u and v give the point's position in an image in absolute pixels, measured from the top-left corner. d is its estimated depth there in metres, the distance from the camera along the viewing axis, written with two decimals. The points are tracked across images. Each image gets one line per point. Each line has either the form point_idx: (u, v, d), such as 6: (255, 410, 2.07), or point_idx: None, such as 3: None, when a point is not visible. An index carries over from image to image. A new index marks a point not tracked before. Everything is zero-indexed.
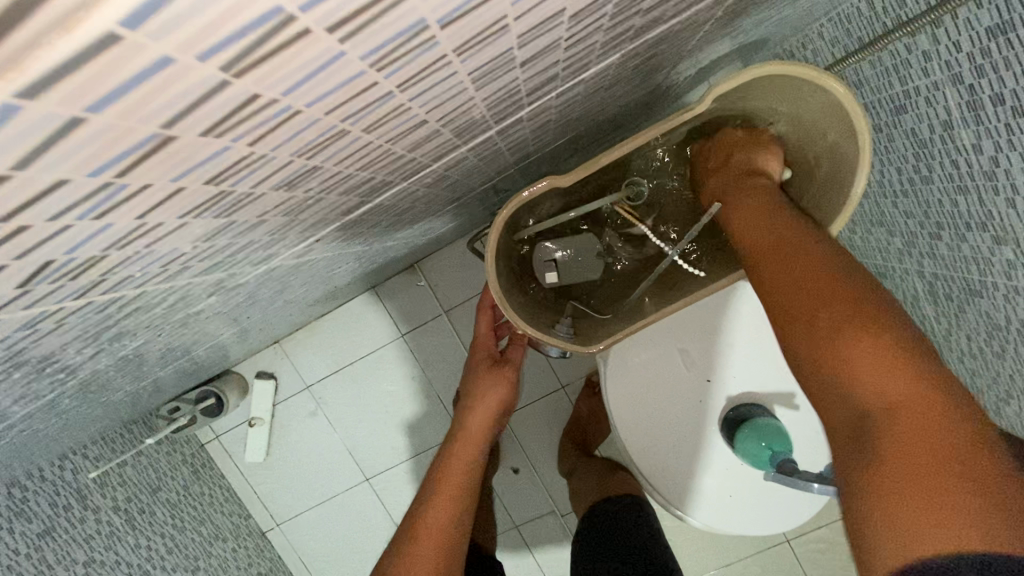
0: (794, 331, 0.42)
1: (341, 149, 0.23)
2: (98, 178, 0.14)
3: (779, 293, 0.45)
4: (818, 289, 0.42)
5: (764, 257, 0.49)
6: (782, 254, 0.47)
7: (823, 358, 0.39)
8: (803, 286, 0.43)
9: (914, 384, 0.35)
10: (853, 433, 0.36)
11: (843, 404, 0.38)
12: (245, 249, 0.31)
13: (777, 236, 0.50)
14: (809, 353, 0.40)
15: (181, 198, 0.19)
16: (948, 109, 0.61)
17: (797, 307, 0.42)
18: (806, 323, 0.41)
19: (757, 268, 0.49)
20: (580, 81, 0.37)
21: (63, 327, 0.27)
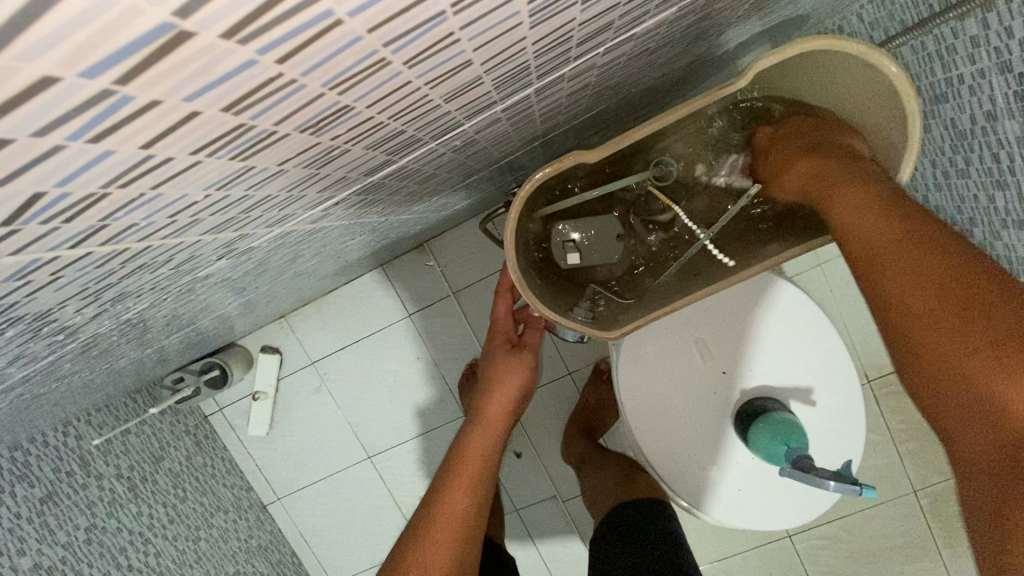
0: (924, 337, 0.36)
1: (377, 88, 0.20)
2: (95, 81, 0.12)
3: (897, 289, 0.38)
4: (953, 289, 0.35)
5: (882, 243, 0.40)
6: (902, 238, 0.39)
7: (947, 371, 0.34)
8: (934, 282, 0.36)
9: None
10: (999, 469, 0.32)
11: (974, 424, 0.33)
12: (260, 206, 0.29)
13: (894, 221, 0.41)
14: (949, 366, 0.34)
15: (194, 129, 0.16)
16: (994, 98, 0.57)
17: (932, 306, 0.36)
18: (947, 329, 0.34)
19: (867, 255, 0.41)
20: (630, 38, 0.35)
21: (61, 282, 0.24)
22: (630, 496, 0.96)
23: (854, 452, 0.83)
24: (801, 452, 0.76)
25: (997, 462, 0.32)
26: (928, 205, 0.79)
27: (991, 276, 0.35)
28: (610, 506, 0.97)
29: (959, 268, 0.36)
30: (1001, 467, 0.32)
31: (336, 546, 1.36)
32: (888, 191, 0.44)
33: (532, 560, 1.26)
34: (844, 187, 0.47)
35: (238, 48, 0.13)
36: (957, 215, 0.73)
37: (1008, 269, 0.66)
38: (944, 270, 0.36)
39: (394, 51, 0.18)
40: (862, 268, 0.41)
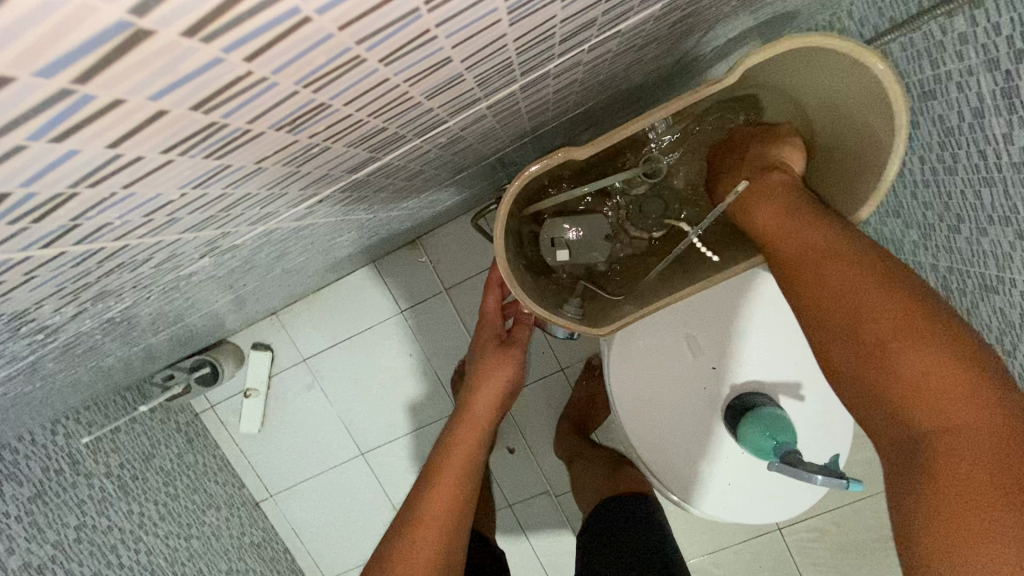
0: (842, 342, 0.41)
1: (352, 87, 0.20)
2: (53, 80, 0.11)
3: (820, 302, 0.43)
4: (859, 295, 0.41)
5: (804, 260, 0.46)
6: (821, 258, 0.45)
7: (868, 357, 0.39)
8: (844, 296, 0.42)
9: (979, 401, 0.35)
10: (900, 458, 0.37)
11: (885, 398, 0.38)
12: (240, 204, 0.28)
13: (816, 239, 0.47)
14: (861, 371, 0.40)
15: (163, 127, 0.16)
16: (981, 95, 0.57)
17: (845, 314, 0.41)
18: (858, 337, 0.40)
19: (794, 278, 0.47)
20: (616, 34, 0.35)
21: (36, 282, 0.24)
22: (621, 490, 0.96)
23: (842, 447, 0.84)
24: (789, 446, 0.76)
25: (904, 447, 0.37)
26: (916, 202, 0.79)
27: (892, 285, 0.40)
28: (600, 501, 0.97)
29: (865, 279, 0.41)
30: (909, 451, 0.37)
31: (329, 542, 1.36)
32: (820, 214, 0.50)
33: (525, 554, 1.27)
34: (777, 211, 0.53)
35: (200, 46, 0.13)
36: (944, 211, 0.73)
37: (992, 265, 0.67)
38: (849, 284, 0.42)
39: (368, 49, 0.17)
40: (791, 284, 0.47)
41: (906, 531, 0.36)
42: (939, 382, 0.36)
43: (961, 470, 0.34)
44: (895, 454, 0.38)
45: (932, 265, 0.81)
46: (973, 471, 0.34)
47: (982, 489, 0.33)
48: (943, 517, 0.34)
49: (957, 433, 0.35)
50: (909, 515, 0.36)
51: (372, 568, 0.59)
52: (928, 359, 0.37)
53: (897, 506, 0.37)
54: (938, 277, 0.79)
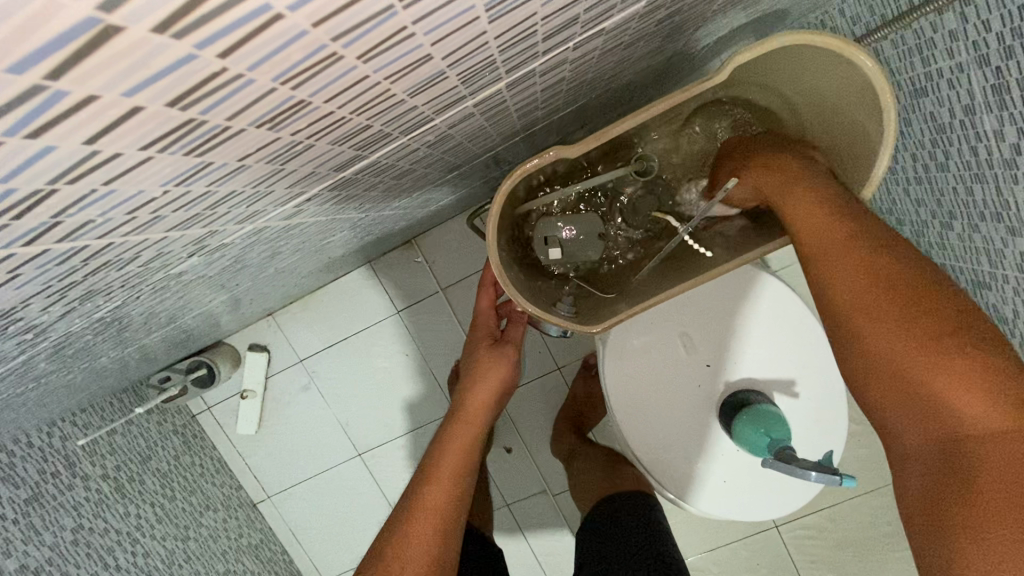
0: (879, 347, 0.42)
1: (332, 83, 0.20)
2: (25, 76, 0.12)
3: (856, 301, 0.44)
4: (901, 298, 0.42)
5: (835, 255, 0.47)
6: (857, 256, 0.45)
7: (906, 365, 0.41)
8: (884, 298, 0.43)
9: (1016, 408, 0.37)
10: (932, 463, 0.40)
11: (924, 406, 0.40)
12: (226, 202, 0.28)
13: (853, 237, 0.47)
14: (898, 378, 0.41)
15: (139, 123, 0.16)
16: (972, 93, 0.57)
17: (885, 315, 0.42)
18: (900, 343, 0.41)
19: (823, 273, 0.47)
20: (600, 32, 0.35)
21: (21, 280, 0.24)
22: (618, 490, 0.97)
23: (836, 444, 0.84)
24: (782, 443, 0.77)
25: (936, 449, 0.39)
26: (909, 199, 0.80)
27: (933, 291, 0.42)
28: (596, 501, 0.98)
29: (909, 288, 0.42)
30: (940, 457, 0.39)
31: (327, 542, 1.36)
32: (853, 211, 0.50)
33: (523, 553, 1.27)
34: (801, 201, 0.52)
35: (172, 42, 0.13)
36: (937, 208, 0.73)
37: (985, 262, 0.67)
38: (889, 287, 0.43)
39: (344, 44, 0.18)
40: (819, 278, 0.47)
41: (935, 528, 0.38)
42: (982, 389, 0.38)
43: (998, 473, 0.36)
44: (922, 460, 0.40)
45: None
46: (1011, 479, 0.36)
47: (1019, 492, 0.36)
48: (981, 517, 0.36)
49: (993, 445, 0.37)
50: (940, 514, 0.38)
51: (366, 567, 0.59)
52: (973, 372, 0.38)
53: (924, 505, 0.39)
54: None
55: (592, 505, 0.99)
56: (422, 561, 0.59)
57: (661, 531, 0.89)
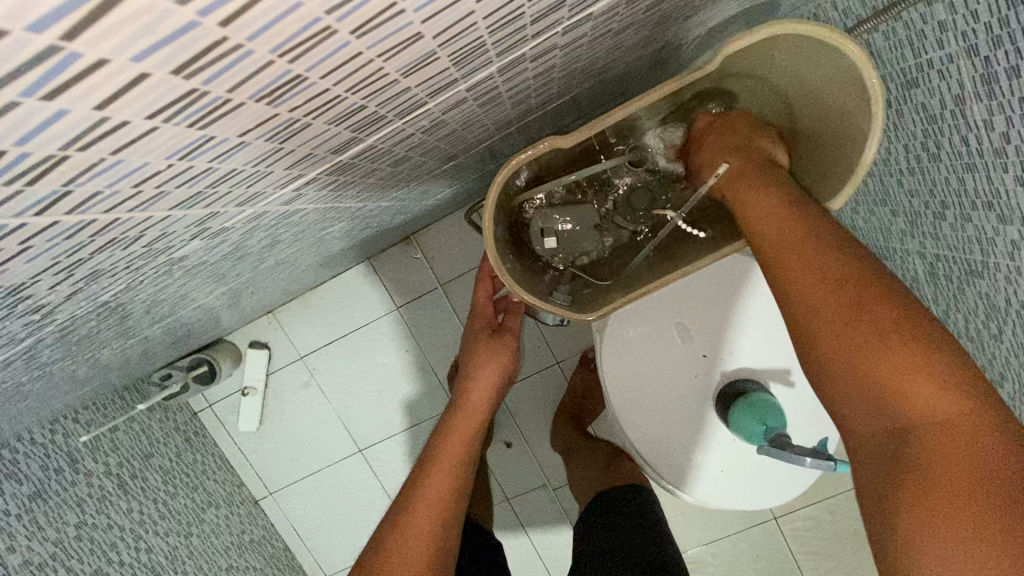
0: (826, 343, 0.42)
1: (328, 58, 0.21)
2: (43, 36, 0.13)
3: (806, 296, 0.44)
4: (848, 294, 0.42)
5: (790, 252, 0.47)
6: (810, 255, 0.46)
7: (852, 359, 0.40)
8: (831, 293, 0.43)
9: (962, 401, 0.37)
10: (883, 458, 0.39)
11: (871, 400, 0.40)
12: (226, 181, 0.29)
13: (803, 235, 0.48)
14: (846, 372, 0.41)
15: (147, 91, 0.17)
16: (962, 82, 0.58)
17: (834, 310, 0.42)
18: (846, 338, 0.41)
19: (777, 270, 0.48)
20: (589, 16, 0.36)
21: (31, 253, 0.25)
22: (615, 484, 0.97)
23: (832, 431, 0.85)
24: (778, 431, 0.78)
25: (885, 444, 0.39)
26: (901, 189, 0.80)
27: (880, 286, 0.42)
28: (594, 495, 0.98)
29: (854, 281, 0.42)
30: (890, 452, 0.39)
31: (329, 538, 1.37)
32: (808, 210, 0.50)
33: (523, 547, 1.28)
34: (763, 202, 0.54)
35: (177, 8, 0.14)
36: (929, 198, 0.74)
37: (976, 251, 0.68)
38: (838, 282, 0.43)
39: (339, 19, 0.19)
40: (774, 274, 0.48)
41: (881, 523, 0.38)
42: (928, 383, 0.38)
43: (941, 466, 0.36)
44: (874, 455, 0.40)
45: (917, 252, 0.82)
46: (959, 468, 0.35)
47: (963, 485, 0.35)
48: (923, 512, 0.35)
49: (942, 435, 0.37)
50: (888, 509, 0.37)
51: (366, 554, 0.60)
52: (916, 361, 0.38)
53: (873, 500, 0.39)
54: (925, 264, 0.81)
55: (590, 498, 1.00)
56: (421, 552, 0.59)
57: (657, 527, 0.89)
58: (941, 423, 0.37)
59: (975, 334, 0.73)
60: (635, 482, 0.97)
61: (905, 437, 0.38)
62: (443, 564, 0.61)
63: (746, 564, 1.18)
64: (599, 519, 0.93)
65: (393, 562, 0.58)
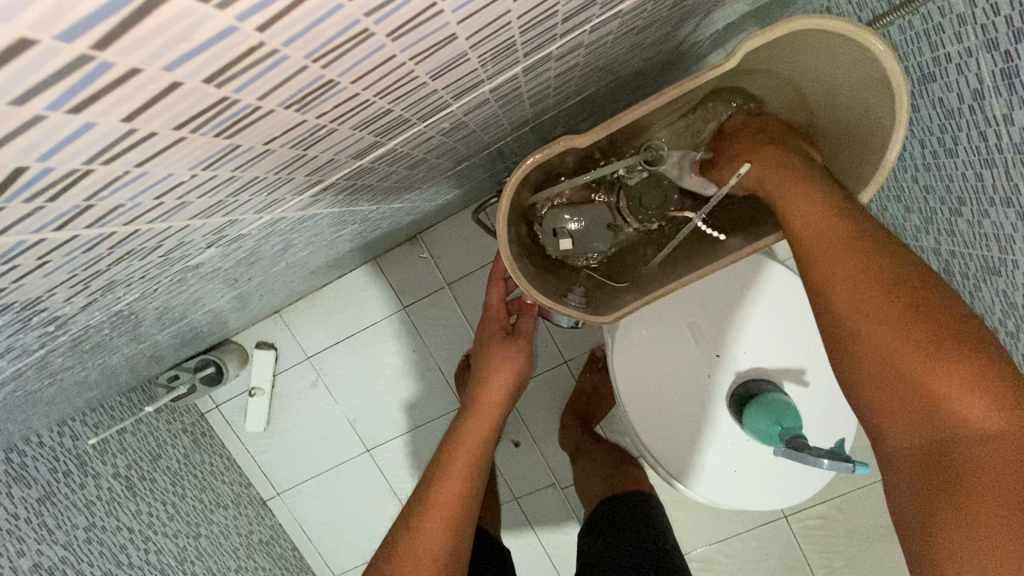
0: (870, 345, 0.40)
1: (362, 61, 0.20)
2: (71, 46, 0.12)
3: (853, 300, 0.42)
4: (897, 297, 0.40)
5: (831, 254, 0.45)
6: (855, 255, 0.44)
7: (897, 364, 0.38)
8: (879, 293, 0.41)
9: (1007, 415, 0.35)
10: (922, 467, 0.37)
11: (916, 407, 0.37)
12: (246, 189, 0.28)
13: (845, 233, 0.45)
14: (890, 376, 0.39)
15: (175, 101, 0.16)
16: (980, 77, 0.56)
17: (881, 313, 0.40)
18: (894, 340, 0.39)
19: (816, 268, 0.45)
20: (617, 14, 0.35)
21: (48, 267, 0.24)
22: (620, 490, 0.97)
23: (846, 431, 0.84)
24: (795, 432, 0.77)
25: (924, 454, 0.37)
26: (915, 184, 0.79)
27: (930, 291, 0.40)
28: (600, 499, 0.98)
29: (899, 284, 0.40)
30: (928, 461, 0.37)
31: (336, 538, 1.37)
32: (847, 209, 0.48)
33: (531, 547, 1.27)
34: (799, 203, 0.51)
35: (214, 13, 0.13)
36: (947, 194, 0.72)
37: (994, 248, 0.66)
38: (887, 285, 0.41)
39: (376, 21, 0.18)
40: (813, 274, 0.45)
41: (921, 530, 0.36)
42: (980, 392, 0.36)
43: (990, 480, 0.34)
44: (910, 464, 0.38)
45: (931, 249, 0.81)
46: (1004, 482, 0.34)
47: (1011, 498, 0.33)
48: (974, 521, 0.33)
49: (989, 447, 0.35)
50: (930, 516, 0.35)
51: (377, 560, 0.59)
52: (969, 372, 0.36)
53: (910, 506, 0.37)
54: (939, 261, 0.79)
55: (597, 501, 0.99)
56: (434, 557, 0.58)
57: (659, 532, 0.88)
58: (989, 436, 0.35)
59: (991, 332, 0.72)
60: (639, 488, 0.96)
61: (948, 443, 0.36)
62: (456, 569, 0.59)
63: (756, 564, 1.17)
64: (597, 522, 0.93)
65: (404, 566, 0.57)
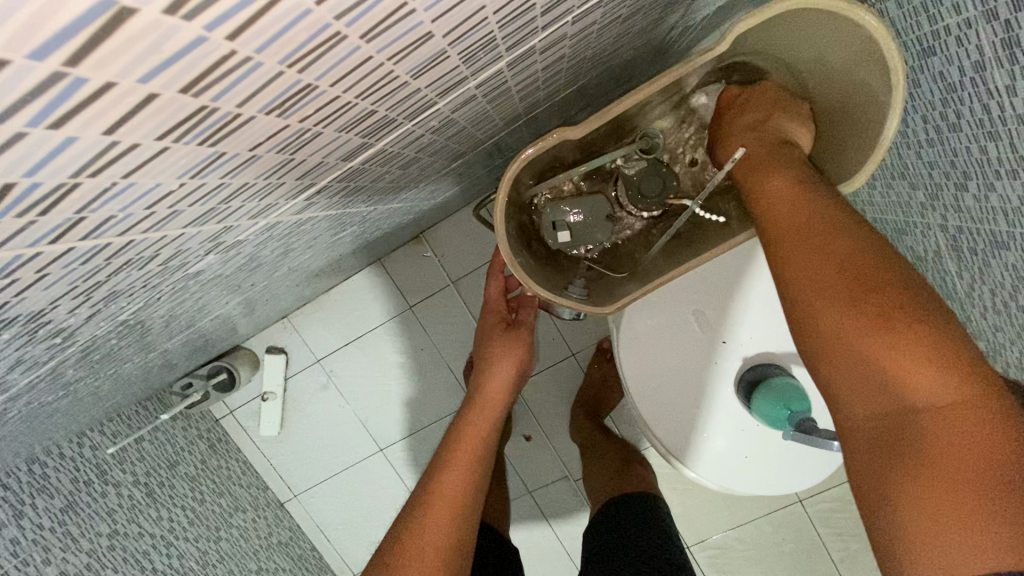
0: (819, 322, 0.39)
1: (337, 64, 0.20)
2: (44, 62, 0.12)
3: (805, 282, 0.41)
4: (848, 272, 0.39)
5: (791, 238, 0.44)
6: (811, 235, 0.43)
7: (848, 340, 0.37)
8: (830, 268, 0.40)
9: (961, 384, 0.34)
10: (878, 442, 0.36)
11: (867, 381, 0.37)
12: (239, 194, 0.29)
13: (803, 212, 0.45)
14: (842, 353, 0.38)
15: (155, 112, 0.16)
16: (981, 48, 0.55)
17: (835, 294, 0.39)
18: (843, 314, 0.38)
19: (776, 249, 0.45)
20: (599, 4, 0.35)
21: (50, 279, 0.25)
22: (628, 490, 0.96)
23: None
24: (805, 415, 0.78)
25: (883, 430, 0.36)
26: (919, 161, 0.77)
27: (882, 263, 0.39)
28: (609, 497, 0.97)
29: (850, 260, 0.39)
30: (886, 437, 0.36)
31: (354, 538, 1.38)
32: (808, 189, 0.48)
33: (547, 541, 1.28)
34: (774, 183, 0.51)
35: (183, 24, 0.13)
36: (950, 169, 0.71)
37: (1003, 222, 0.64)
38: (842, 264, 0.40)
39: (348, 23, 0.18)
40: (775, 256, 0.45)
41: (876, 516, 0.35)
42: (931, 363, 0.35)
43: (946, 454, 0.33)
44: (866, 441, 0.37)
45: (938, 226, 0.80)
46: (958, 455, 0.33)
47: (966, 470, 0.32)
48: (922, 505, 0.33)
49: (943, 420, 0.34)
50: (883, 502, 0.35)
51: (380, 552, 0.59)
52: (919, 343, 0.35)
53: (867, 491, 0.37)
54: (947, 239, 0.78)
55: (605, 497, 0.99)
56: (439, 545, 0.58)
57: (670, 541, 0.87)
58: (943, 408, 0.34)
59: (1002, 308, 0.72)
60: (646, 491, 0.96)
61: (903, 423, 0.35)
62: (460, 564, 0.59)
63: (773, 550, 1.17)
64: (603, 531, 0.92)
65: (406, 555, 0.57)
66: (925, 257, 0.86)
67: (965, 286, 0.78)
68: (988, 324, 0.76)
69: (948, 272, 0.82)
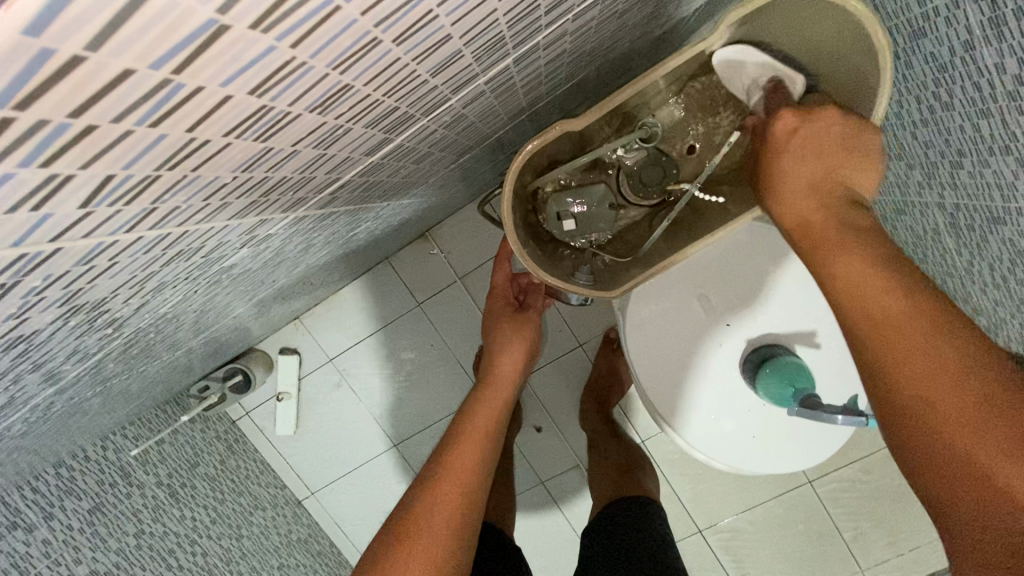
0: (933, 436, 0.35)
1: (371, 66, 0.23)
2: (158, 71, 0.15)
3: (915, 387, 0.36)
4: (967, 382, 0.35)
5: (891, 327, 0.38)
6: (915, 329, 0.37)
7: (970, 462, 0.34)
8: (946, 374, 0.35)
9: None
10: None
11: (991, 511, 0.33)
12: (277, 188, 0.32)
13: (898, 294, 0.38)
14: (962, 477, 0.34)
15: (226, 112, 0.19)
16: (970, 28, 0.57)
17: (954, 408, 0.34)
18: (963, 434, 0.34)
19: (870, 336, 0.39)
20: (595, 3, 0.38)
21: (117, 268, 0.28)
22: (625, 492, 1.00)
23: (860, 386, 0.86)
24: (808, 392, 0.80)
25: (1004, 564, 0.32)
26: (914, 141, 0.79)
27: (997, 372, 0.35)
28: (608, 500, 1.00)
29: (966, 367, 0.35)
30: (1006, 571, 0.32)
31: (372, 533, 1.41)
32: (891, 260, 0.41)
33: (561, 528, 1.30)
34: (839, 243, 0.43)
35: (261, 36, 0.16)
36: (945, 148, 0.73)
37: (998, 197, 0.66)
38: (960, 373, 0.35)
39: (384, 30, 0.21)
40: (864, 348, 0.39)
41: None
42: None
43: None
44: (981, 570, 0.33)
45: (936, 205, 0.82)
46: None
47: None
48: None
49: None
50: None
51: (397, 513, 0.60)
52: None
53: None
54: (945, 216, 0.80)
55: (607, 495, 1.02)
56: (452, 506, 0.59)
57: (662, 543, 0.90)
58: None
59: (1001, 283, 0.74)
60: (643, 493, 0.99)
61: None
62: (470, 531, 0.60)
63: (784, 530, 1.20)
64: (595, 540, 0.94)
65: (421, 514, 0.58)
66: (925, 235, 0.88)
67: (964, 262, 0.81)
68: (990, 300, 0.79)
69: (947, 249, 0.84)
